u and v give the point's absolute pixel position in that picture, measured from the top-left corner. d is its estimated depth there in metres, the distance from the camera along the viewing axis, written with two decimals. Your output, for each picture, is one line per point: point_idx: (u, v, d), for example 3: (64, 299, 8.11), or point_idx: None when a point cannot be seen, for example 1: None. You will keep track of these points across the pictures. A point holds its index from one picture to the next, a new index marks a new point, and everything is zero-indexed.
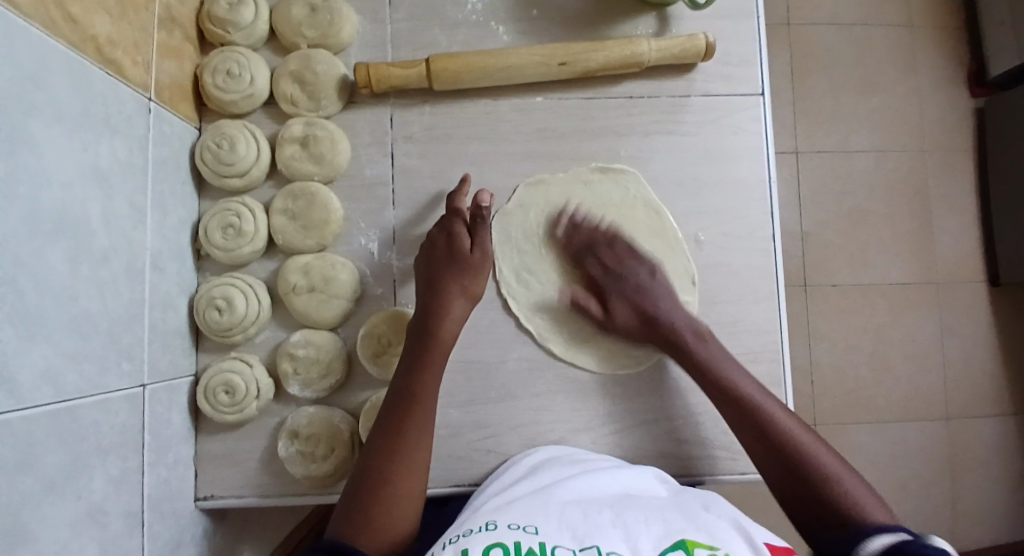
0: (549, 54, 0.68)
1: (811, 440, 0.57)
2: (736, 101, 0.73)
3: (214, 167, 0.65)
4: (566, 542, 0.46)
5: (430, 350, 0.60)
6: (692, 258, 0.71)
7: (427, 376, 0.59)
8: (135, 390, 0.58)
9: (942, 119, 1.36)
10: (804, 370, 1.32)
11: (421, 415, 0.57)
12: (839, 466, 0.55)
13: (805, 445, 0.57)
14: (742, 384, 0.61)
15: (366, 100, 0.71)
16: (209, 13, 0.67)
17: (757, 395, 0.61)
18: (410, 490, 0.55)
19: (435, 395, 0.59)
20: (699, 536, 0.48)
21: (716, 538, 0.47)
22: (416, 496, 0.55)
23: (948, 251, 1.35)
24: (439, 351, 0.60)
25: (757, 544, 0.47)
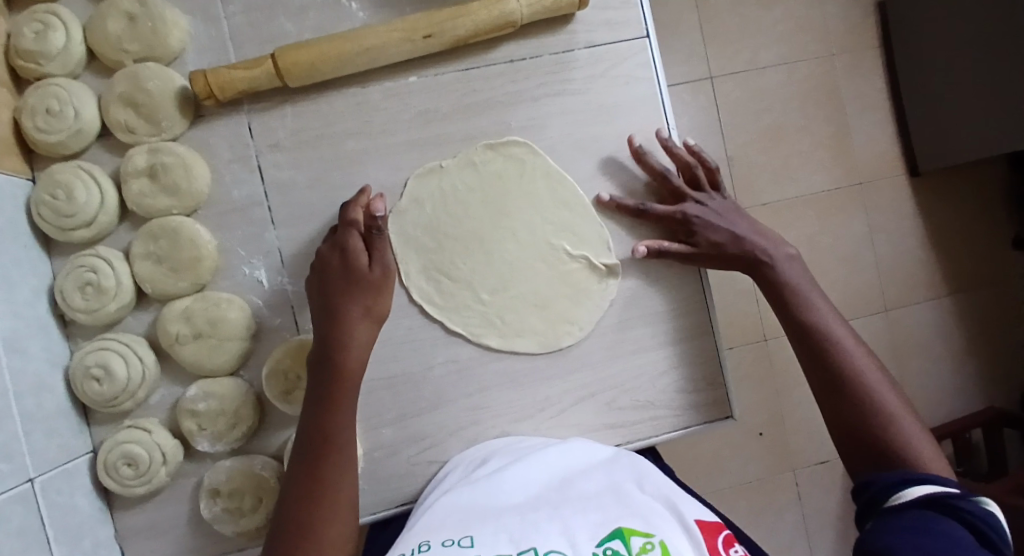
0: (411, 27, 0.61)
1: (857, 353, 0.57)
2: (624, 48, 0.68)
3: (54, 222, 0.57)
4: (504, 548, 0.46)
5: (337, 383, 0.55)
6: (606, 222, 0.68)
7: (338, 412, 0.54)
8: (24, 487, 0.52)
9: (844, 16, 1.34)
10: None
11: (338, 452, 0.53)
12: (895, 399, 0.54)
13: (874, 390, 0.55)
14: (817, 313, 0.60)
15: (217, 111, 0.62)
16: (15, 47, 0.58)
17: (850, 349, 0.57)
18: (337, 532, 0.51)
19: (350, 429, 0.55)
20: (635, 522, 0.48)
21: (650, 521, 0.48)
22: (344, 535, 0.52)
23: (866, 149, 1.36)
24: (347, 382, 0.55)
25: (687, 522, 0.47)
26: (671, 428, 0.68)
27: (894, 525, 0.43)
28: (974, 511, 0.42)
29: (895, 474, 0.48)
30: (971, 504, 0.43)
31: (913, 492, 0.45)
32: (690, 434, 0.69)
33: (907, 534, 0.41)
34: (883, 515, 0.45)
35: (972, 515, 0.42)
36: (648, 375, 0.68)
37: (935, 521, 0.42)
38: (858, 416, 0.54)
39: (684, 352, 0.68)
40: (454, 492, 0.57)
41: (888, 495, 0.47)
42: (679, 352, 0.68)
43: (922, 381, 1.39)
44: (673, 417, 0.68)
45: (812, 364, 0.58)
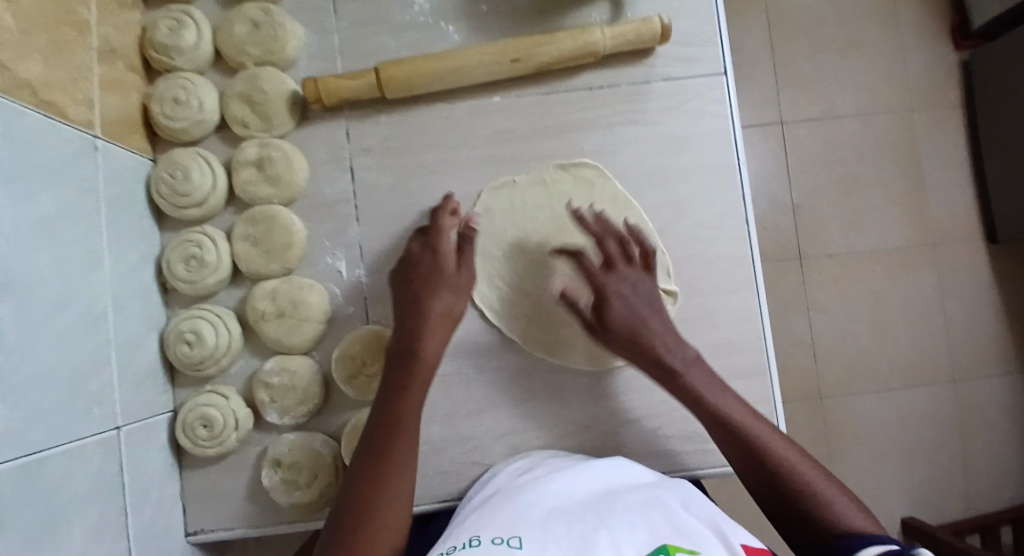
0: (502, 51, 0.66)
1: (769, 436, 0.56)
2: (701, 83, 0.70)
3: (170, 199, 0.64)
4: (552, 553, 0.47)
5: (411, 374, 0.58)
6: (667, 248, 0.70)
7: (410, 400, 0.57)
8: (108, 433, 0.57)
9: (925, 72, 1.39)
10: (805, 341, 1.35)
11: (401, 438, 0.56)
12: (808, 465, 0.55)
13: (795, 472, 0.54)
14: (726, 406, 0.58)
15: (321, 114, 0.69)
16: (150, 40, 0.66)
17: (757, 432, 0.56)
18: (395, 516, 0.53)
19: (417, 419, 0.58)
20: (679, 541, 0.49)
21: (694, 541, 0.49)
22: (401, 521, 0.54)
23: (942, 208, 1.38)
24: (420, 375, 0.58)
25: (733, 546, 0.49)
26: (718, 463, 0.67)
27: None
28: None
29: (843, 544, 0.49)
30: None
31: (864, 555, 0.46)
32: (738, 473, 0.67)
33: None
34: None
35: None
36: None
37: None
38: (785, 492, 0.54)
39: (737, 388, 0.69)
40: (498, 499, 0.58)
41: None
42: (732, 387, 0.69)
43: (986, 457, 1.35)
44: (723, 453, 0.67)
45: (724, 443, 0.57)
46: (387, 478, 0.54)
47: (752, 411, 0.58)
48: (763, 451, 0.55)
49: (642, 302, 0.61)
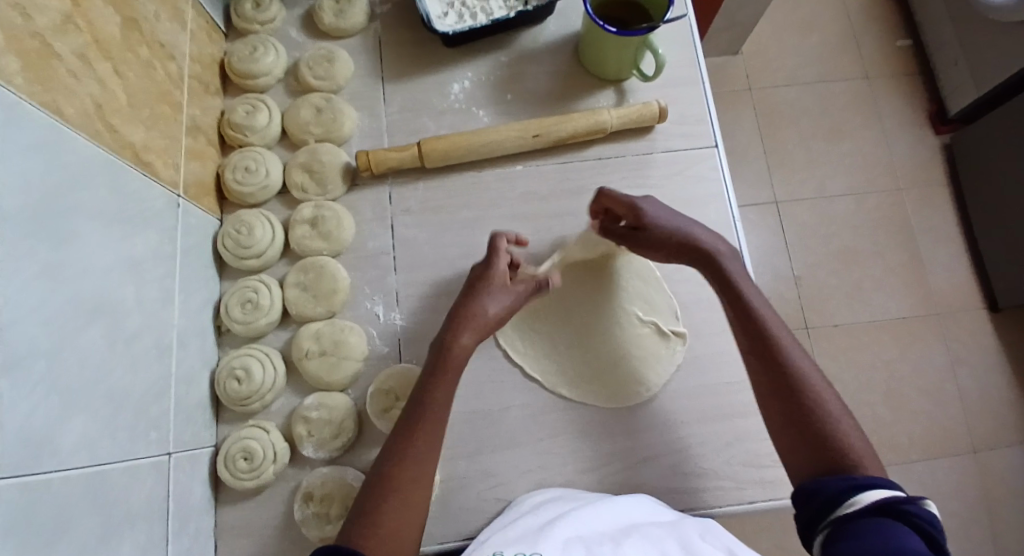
0: (525, 128, 0.78)
1: (796, 353, 0.61)
2: (697, 154, 0.81)
3: (233, 250, 0.73)
4: None
5: (445, 366, 0.62)
6: (673, 295, 0.76)
7: (440, 391, 0.61)
8: (161, 457, 0.62)
9: (909, 154, 1.56)
10: None
11: (431, 428, 0.60)
12: (834, 400, 0.59)
13: (817, 392, 0.59)
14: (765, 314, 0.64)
15: (368, 181, 0.79)
16: (229, 120, 0.78)
17: (787, 343, 0.62)
18: (419, 497, 0.58)
19: (445, 410, 0.61)
20: None
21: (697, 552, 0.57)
22: (424, 502, 0.58)
23: (941, 279, 1.48)
24: (452, 367, 0.62)
25: None
26: (728, 501, 0.69)
27: (854, 541, 0.49)
28: (919, 512, 0.49)
29: (841, 481, 0.54)
30: (917, 506, 0.49)
31: (868, 497, 0.51)
32: (752, 511, 0.69)
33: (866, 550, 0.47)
34: (839, 527, 0.51)
35: (919, 516, 0.49)
36: (711, 443, 0.71)
37: (892, 528, 0.48)
38: (802, 414, 0.58)
39: (750, 426, 0.71)
40: (520, 532, 0.60)
41: (841, 503, 0.52)
42: (744, 424, 0.71)
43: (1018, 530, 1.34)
44: (738, 489, 0.69)
45: (756, 358, 0.62)
46: (410, 460, 0.58)
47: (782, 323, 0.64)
48: (793, 371, 0.60)
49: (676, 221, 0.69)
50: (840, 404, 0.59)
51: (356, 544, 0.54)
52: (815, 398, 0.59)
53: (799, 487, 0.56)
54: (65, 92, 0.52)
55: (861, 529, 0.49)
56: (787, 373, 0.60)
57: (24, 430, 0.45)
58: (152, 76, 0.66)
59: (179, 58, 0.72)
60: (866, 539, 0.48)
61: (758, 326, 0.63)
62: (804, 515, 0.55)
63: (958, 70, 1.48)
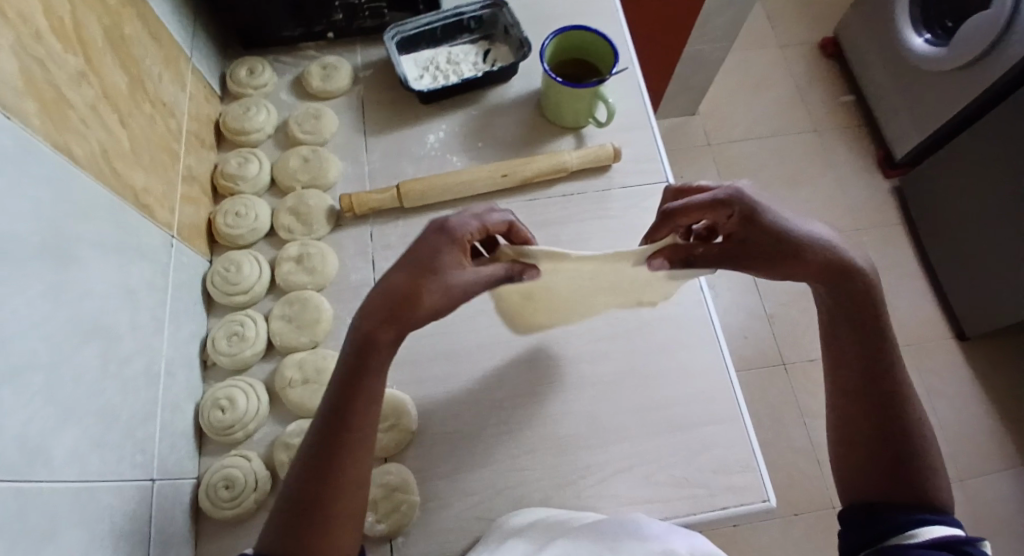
0: (494, 170, 0.85)
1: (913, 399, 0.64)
2: (653, 188, 0.88)
3: (222, 287, 0.78)
4: None
5: (364, 366, 0.59)
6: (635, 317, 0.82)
7: (360, 394, 0.58)
8: (145, 482, 0.64)
9: (863, 197, 1.66)
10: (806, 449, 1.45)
11: (358, 434, 0.58)
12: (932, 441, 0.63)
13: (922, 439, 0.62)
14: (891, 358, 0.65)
15: (351, 221, 0.85)
16: (221, 171, 0.85)
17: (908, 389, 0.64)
18: (350, 501, 0.57)
19: (368, 413, 0.59)
20: None
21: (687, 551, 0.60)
22: (356, 504, 0.58)
23: (907, 312, 1.55)
24: (372, 367, 0.59)
25: None
26: (704, 508, 0.71)
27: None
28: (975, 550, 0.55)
29: (906, 512, 0.59)
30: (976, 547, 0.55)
31: (926, 532, 0.56)
32: (727, 517, 0.71)
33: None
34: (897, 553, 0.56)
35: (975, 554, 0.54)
36: (682, 453, 0.74)
37: None
38: (905, 453, 0.61)
39: (715, 434, 0.75)
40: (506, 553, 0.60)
41: (904, 533, 0.57)
42: (711, 433, 0.75)
43: None
44: (711, 496, 0.72)
45: (873, 392, 0.64)
46: (337, 468, 0.57)
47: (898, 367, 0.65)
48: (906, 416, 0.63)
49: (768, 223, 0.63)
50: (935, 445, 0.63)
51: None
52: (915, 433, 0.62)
53: (866, 508, 0.61)
54: (77, 137, 0.59)
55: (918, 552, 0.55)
56: (901, 416, 0.63)
57: (22, 438, 0.48)
58: (154, 129, 0.73)
59: (178, 115, 0.80)
60: None
61: (888, 366, 0.64)
62: (862, 536, 0.60)
63: (898, 119, 1.62)
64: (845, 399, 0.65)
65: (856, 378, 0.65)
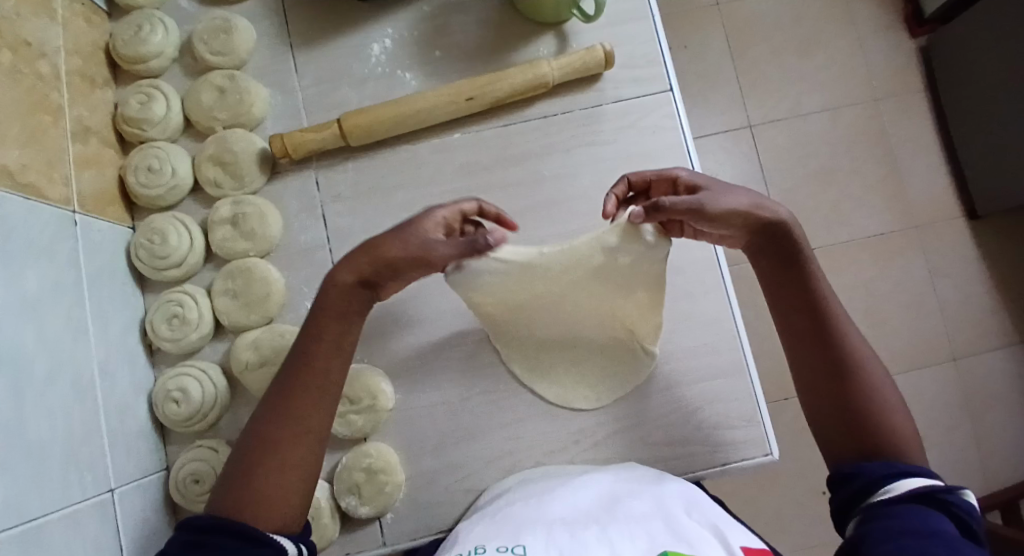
0: (455, 92, 0.70)
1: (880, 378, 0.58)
2: (650, 101, 0.73)
3: (149, 262, 0.67)
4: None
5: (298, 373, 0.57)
6: None
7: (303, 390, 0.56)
8: (104, 496, 0.57)
9: (884, 61, 1.47)
10: None
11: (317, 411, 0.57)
12: (892, 390, 0.58)
13: (888, 413, 0.56)
14: (852, 345, 0.59)
15: (289, 167, 0.72)
16: (122, 115, 0.69)
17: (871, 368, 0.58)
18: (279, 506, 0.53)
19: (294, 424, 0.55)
20: (680, 546, 0.52)
21: (696, 549, 0.51)
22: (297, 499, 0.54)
23: (920, 190, 1.44)
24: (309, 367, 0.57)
25: (733, 549, 0.52)
26: (705, 464, 0.67)
27: (887, 521, 0.48)
28: (959, 502, 0.49)
29: (881, 467, 0.53)
30: (958, 497, 0.49)
31: (903, 485, 0.51)
32: (726, 472, 0.68)
33: (899, 533, 0.46)
34: (871, 511, 0.50)
35: (958, 506, 0.49)
36: (682, 409, 0.68)
37: (931, 516, 0.48)
38: (858, 422, 0.57)
39: (717, 388, 0.69)
40: (499, 516, 0.59)
41: (876, 490, 0.52)
42: (712, 387, 0.69)
43: (995, 430, 1.38)
44: (711, 453, 0.67)
45: (823, 370, 0.59)
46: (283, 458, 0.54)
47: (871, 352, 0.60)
48: (866, 393, 0.57)
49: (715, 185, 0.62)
50: (896, 394, 0.58)
51: (241, 511, 0.52)
52: (863, 376, 0.58)
53: (837, 470, 0.56)
54: None
55: (892, 511, 0.49)
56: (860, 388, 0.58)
57: None
58: (20, 81, 0.56)
59: (53, 54, 0.62)
60: (897, 520, 0.47)
61: (842, 348, 0.59)
62: (839, 498, 0.55)
63: None
64: (806, 378, 0.60)
65: (815, 352, 0.60)
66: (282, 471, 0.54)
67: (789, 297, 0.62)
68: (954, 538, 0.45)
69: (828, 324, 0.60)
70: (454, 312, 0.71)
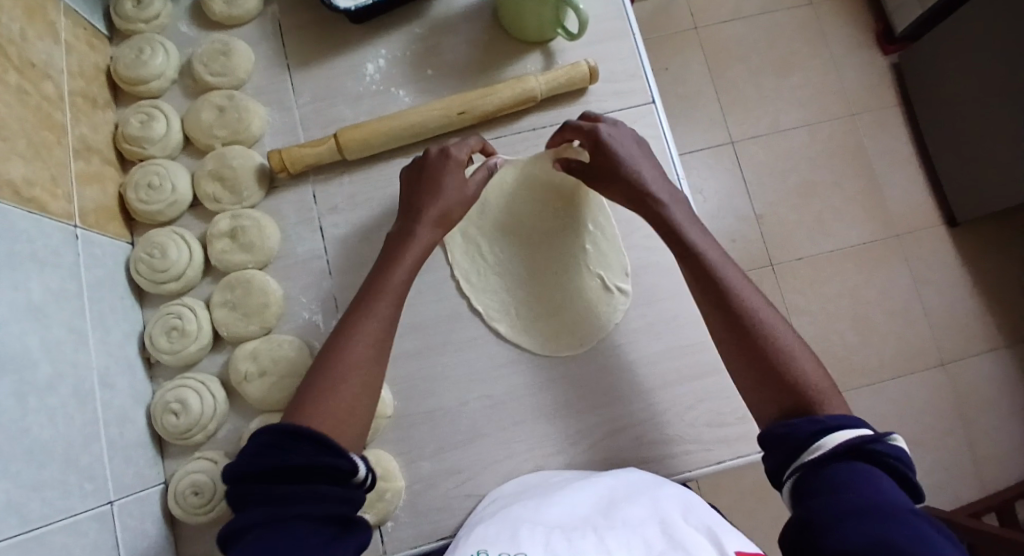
0: (447, 106, 0.72)
1: (786, 333, 0.58)
2: (635, 113, 0.76)
3: (149, 276, 0.68)
4: None
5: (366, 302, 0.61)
6: (628, 252, 0.74)
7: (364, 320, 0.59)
8: (104, 507, 0.57)
9: (858, 78, 1.53)
10: None
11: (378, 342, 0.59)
12: (797, 345, 0.57)
13: (799, 368, 0.56)
14: (752, 305, 0.59)
15: (287, 182, 0.74)
16: (123, 134, 0.71)
17: (775, 323, 0.58)
18: (351, 416, 0.55)
19: (359, 348, 0.58)
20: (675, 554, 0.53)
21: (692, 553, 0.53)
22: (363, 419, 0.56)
23: (899, 200, 1.48)
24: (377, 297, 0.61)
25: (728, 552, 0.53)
26: (700, 463, 0.68)
27: (829, 489, 0.46)
28: (892, 452, 0.49)
29: (810, 423, 0.52)
30: (888, 446, 0.49)
31: (833, 439, 0.50)
32: (721, 470, 0.69)
33: (845, 506, 0.44)
34: (807, 473, 0.49)
35: (894, 458, 0.49)
36: (677, 408, 0.70)
37: (866, 473, 0.47)
38: (774, 381, 0.56)
39: (709, 387, 0.70)
40: (496, 522, 0.59)
41: (806, 448, 0.50)
42: (704, 385, 0.70)
43: (987, 433, 1.40)
44: (705, 452, 0.69)
45: (730, 333, 0.59)
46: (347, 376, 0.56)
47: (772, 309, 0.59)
48: (775, 352, 0.56)
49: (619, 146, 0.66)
50: (818, 368, 0.56)
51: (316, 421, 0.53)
52: (768, 334, 0.57)
53: (769, 432, 0.54)
54: None
55: (830, 476, 0.47)
56: (768, 348, 0.57)
57: None
58: (26, 101, 0.58)
59: (57, 77, 0.64)
60: (840, 487, 0.46)
61: (742, 309, 0.58)
62: (772, 459, 0.53)
63: None
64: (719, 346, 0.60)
65: (720, 319, 0.59)
66: (330, 397, 0.55)
67: (689, 264, 0.62)
68: (898, 501, 0.44)
69: (726, 290, 0.60)
70: (450, 319, 0.72)
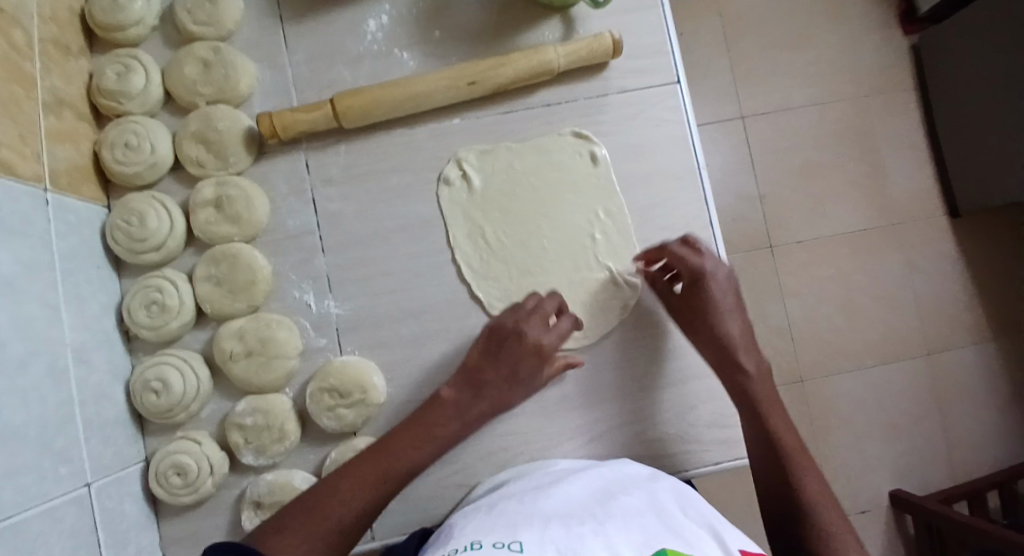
0: (456, 75, 0.66)
1: (813, 482, 0.60)
2: (656, 92, 0.71)
3: (127, 245, 0.63)
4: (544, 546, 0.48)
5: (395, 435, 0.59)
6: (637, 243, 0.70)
7: (386, 449, 0.58)
8: (82, 491, 0.54)
9: (876, 57, 1.47)
10: (783, 327, 1.41)
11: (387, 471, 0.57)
12: (826, 501, 0.58)
13: (824, 519, 0.57)
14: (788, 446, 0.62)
15: (277, 148, 0.69)
16: (97, 86, 0.65)
17: (806, 470, 0.60)
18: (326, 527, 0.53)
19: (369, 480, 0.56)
20: (676, 543, 0.51)
21: (693, 546, 0.51)
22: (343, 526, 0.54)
23: (904, 187, 1.46)
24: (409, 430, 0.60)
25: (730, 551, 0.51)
26: (696, 463, 0.68)
27: None
28: None
29: None
30: None
31: None
32: (717, 471, 0.68)
33: None
34: None
35: None
36: (677, 406, 0.68)
37: None
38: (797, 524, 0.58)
39: (712, 387, 0.68)
40: (491, 511, 0.57)
41: None
42: (708, 385, 0.68)
43: (963, 423, 1.43)
44: (703, 451, 0.68)
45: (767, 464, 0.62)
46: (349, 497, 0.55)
47: (811, 463, 0.61)
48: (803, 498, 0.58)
49: (717, 289, 0.65)
50: (843, 521, 0.57)
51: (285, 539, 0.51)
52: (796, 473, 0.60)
53: None
54: None
55: None
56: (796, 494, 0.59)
57: None
58: None
59: (24, 19, 0.57)
60: None
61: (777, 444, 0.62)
62: None
63: None
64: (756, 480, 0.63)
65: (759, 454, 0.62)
66: (317, 517, 0.53)
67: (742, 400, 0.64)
68: None
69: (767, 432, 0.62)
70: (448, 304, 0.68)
